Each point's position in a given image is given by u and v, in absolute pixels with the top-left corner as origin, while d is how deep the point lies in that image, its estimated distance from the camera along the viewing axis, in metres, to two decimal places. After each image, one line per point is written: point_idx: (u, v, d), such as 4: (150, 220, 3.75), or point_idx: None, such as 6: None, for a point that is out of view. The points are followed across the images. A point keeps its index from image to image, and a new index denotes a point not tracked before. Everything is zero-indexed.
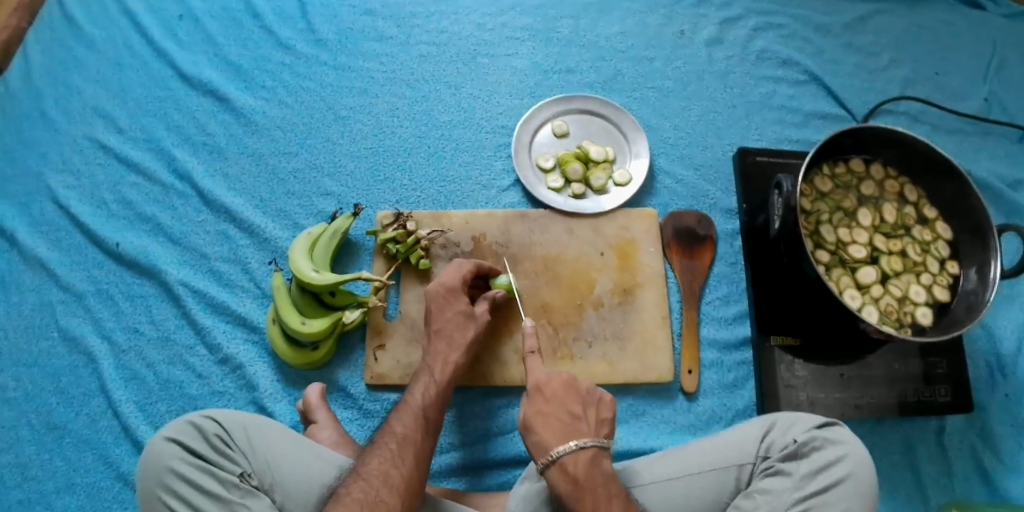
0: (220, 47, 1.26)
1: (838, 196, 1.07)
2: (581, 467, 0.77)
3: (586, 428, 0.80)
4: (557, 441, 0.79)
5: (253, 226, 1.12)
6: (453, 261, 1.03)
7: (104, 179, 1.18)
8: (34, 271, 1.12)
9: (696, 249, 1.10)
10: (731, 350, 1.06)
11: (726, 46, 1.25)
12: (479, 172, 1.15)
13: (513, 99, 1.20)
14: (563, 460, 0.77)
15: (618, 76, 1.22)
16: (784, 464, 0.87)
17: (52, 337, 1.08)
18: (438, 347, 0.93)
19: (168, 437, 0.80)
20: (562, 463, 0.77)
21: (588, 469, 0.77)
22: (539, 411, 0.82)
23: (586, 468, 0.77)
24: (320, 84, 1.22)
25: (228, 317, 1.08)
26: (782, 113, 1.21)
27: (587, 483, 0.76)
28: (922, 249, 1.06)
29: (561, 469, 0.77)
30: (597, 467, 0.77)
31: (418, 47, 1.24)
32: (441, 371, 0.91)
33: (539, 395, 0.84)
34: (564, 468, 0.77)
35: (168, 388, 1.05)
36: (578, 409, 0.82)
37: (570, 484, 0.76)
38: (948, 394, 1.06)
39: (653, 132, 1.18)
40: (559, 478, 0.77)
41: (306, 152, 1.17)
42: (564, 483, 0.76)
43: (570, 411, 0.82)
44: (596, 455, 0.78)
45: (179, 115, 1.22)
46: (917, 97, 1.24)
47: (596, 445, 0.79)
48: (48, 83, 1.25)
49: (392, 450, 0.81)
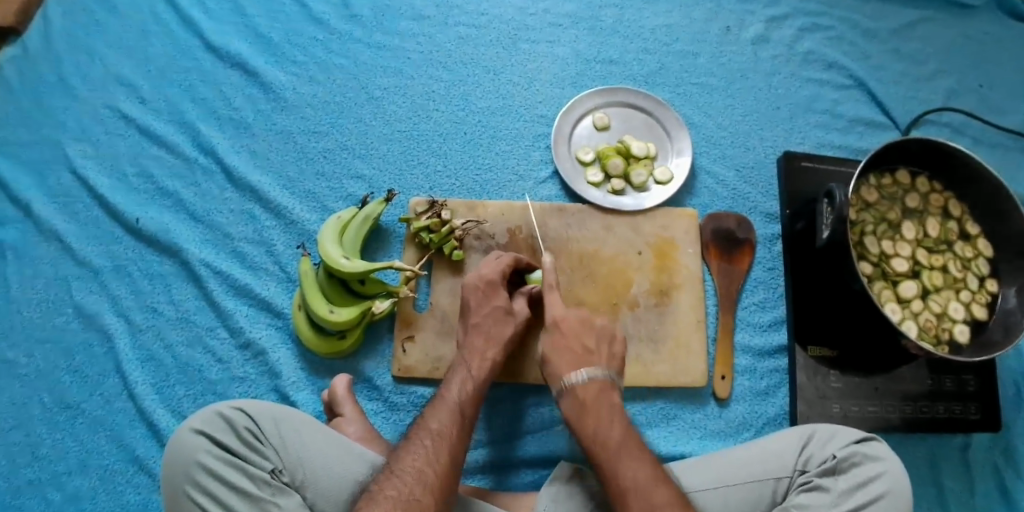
0: (249, 18, 1.20)
1: (883, 207, 1.05)
2: (590, 393, 0.83)
3: (598, 359, 0.86)
4: (570, 369, 0.85)
5: (279, 207, 1.08)
6: (490, 253, 1.00)
7: (124, 151, 1.14)
8: (50, 243, 1.08)
9: (734, 253, 1.07)
10: (765, 357, 1.04)
11: (772, 45, 1.22)
12: (516, 161, 1.11)
13: (553, 88, 1.16)
14: (573, 385, 0.84)
15: (661, 70, 1.19)
16: (822, 479, 0.85)
17: (68, 313, 1.05)
18: (474, 341, 0.90)
19: (196, 429, 0.77)
20: (572, 389, 0.84)
21: (597, 395, 0.83)
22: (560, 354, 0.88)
23: (594, 394, 0.83)
24: (353, 62, 1.17)
25: (251, 300, 1.05)
26: (826, 118, 1.18)
27: (593, 406, 0.82)
28: (963, 266, 1.05)
29: (575, 403, 0.83)
30: (606, 395, 0.84)
31: (457, 28, 1.19)
32: (478, 367, 0.88)
33: (556, 329, 0.89)
34: (574, 393, 0.84)
35: (187, 371, 1.02)
36: (591, 342, 0.88)
37: (577, 405, 0.83)
38: (978, 412, 1.05)
39: (695, 130, 1.15)
40: (568, 400, 0.84)
41: (337, 132, 1.13)
42: (572, 404, 0.83)
43: (584, 345, 0.88)
44: (606, 385, 0.84)
45: (204, 87, 1.17)
46: (960, 109, 1.22)
47: (605, 376, 0.85)
48: (67, 45, 1.19)
49: (427, 447, 0.77)
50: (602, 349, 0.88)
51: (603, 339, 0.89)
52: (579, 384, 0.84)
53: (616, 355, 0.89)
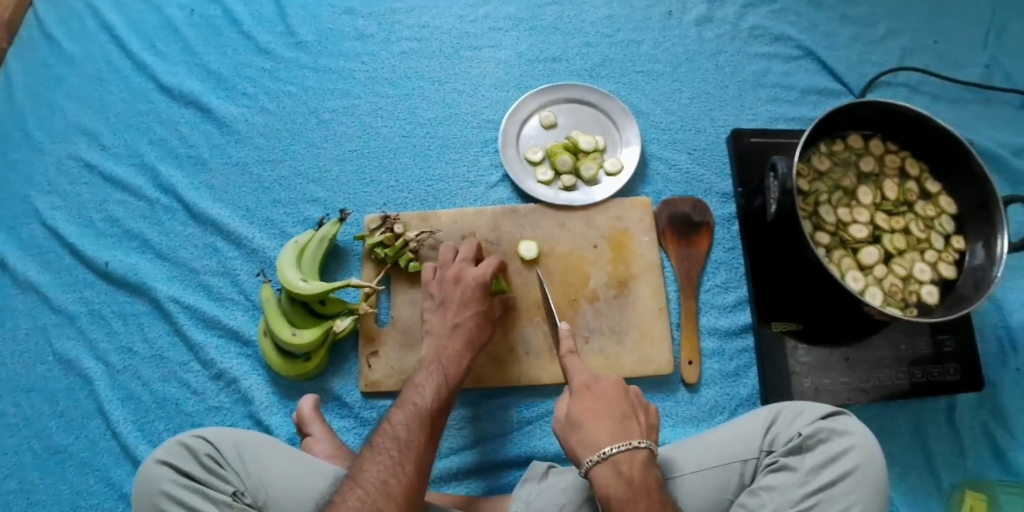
0: (199, 56, 1.23)
1: (837, 174, 1.03)
2: (636, 469, 0.74)
3: (637, 429, 0.78)
4: (609, 440, 0.76)
5: (240, 237, 1.10)
6: (451, 248, 1.01)
7: (90, 198, 1.17)
8: (27, 295, 1.12)
9: (692, 237, 1.07)
10: (732, 338, 1.04)
11: (716, 24, 1.21)
12: (467, 168, 1.12)
13: (498, 92, 1.17)
14: (615, 458, 0.74)
15: (605, 62, 1.19)
16: (788, 458, 0.84)
17: (49, 360, 1.08)
18: (454, 342, 0.92)
19: (159, 460, 0.80)
20: (616, 461, 0.74)
21: (643, 472, 0.74)
22: (588, 407, 0.79)
23: (640, 471, 0.74)
24: (301, 88, 1.19)
25: (220, 331, 1.07)
26: (776, 91, 1.17)
27: (640, 486, 0.73)
28: (926, 226, 1.03)
29: (612, 464, 0.74)
30: (649, 472, 0.75)
31: (400, 44, 1.21)
32: (453, 373, 0.90)
33: (588, 393, 0.81)
34: (617, 467, 0.74)
35: (165, 406, 1.04)
36: (628, 409, 0.80)
37: (623, 486, 0.73)
38: (958, 373, 1.02)
39: (643, 118, 1.15)
40: (609, 477, 0.74)
41: (291, 159, 1.15)
42: (618, 484, 0.73)
43: (622, 410, 0.79)
44: (648, 459, 0.76)
45: (161, 128, 1.20)
46: (914, 67, 1.20)
47: (647, 448, 0.76)
48: (30, 103, 1.23)
49: (393, 458, 0.78)
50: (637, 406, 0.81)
51: (638, 407, 0.81)
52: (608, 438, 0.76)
53: (651, 423, 0.81)
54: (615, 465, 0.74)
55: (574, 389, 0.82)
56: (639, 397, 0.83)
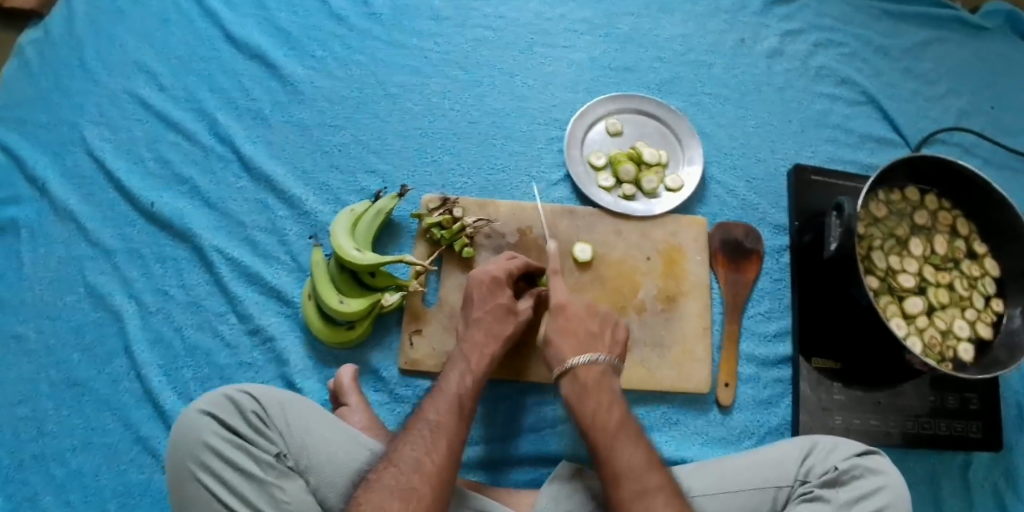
0: (271, 12, 1.22)
1: (892, 222, 1.05)
2: (594, 378, 0.85)
3: (601, 344, 0.88)
4: (574, 353, 0.87)
5: (294, 198, 1.09)
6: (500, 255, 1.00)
7: (142, 136, 1.15)
8: (64, 223, 1.09)
9: (742, 262, 1.08)
10: (769, 367, 1.05)
11: (786, 59, 1.24)
12: (529, 162, 1.12)
13: (568, 92, 1.17)
14: (577, 370, 0.85)
15: (676, 79, 1.20)
16: (823, 490, 0.86)
17: (79, 292, 1.06)
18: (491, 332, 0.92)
19: (204, 411, 0.78)
20: (576, 373, 0.85)
21: (600, 381, 0.85)
22: (556, 327, 0.89)
23: (596, 379, 0.85)
24: (372, 59, 1.18)
25: (262, 288, 1.06)
26: (837, 133, 1.20)
27: (595, 390, 0.84)
28: (969, 284, 1.05)
29: (574, 376, 0.85)
30: (607, 381, 0.86)
31: (475, 30, 1.21)
32: (476, 361, 0.89)
33: (562, 313, 0.90)
34: (577, 378, 0.85)
35: (195, 355, 1.02)
36: (594, 326, 0.90)
37: (581, 395, 0.84)
38: (979, 431, 1.05)
39: (706, 139, 1.16)
40: (571, 386, 0.85)
41: (353, 127, 1.14)
42: (577, 391, 0.85)
43: (588, 330, 0.89)
44: (606, 371, 0.86)
45: (224, 77, 1.18)
46: (970, 129, 1.23)
47: (607, 362, 0.87)
48: (91, 32, 1.21)
49: (424, 438, 0.78)
50: (606, 332, 0.90)
51: (606, 323, 0.91)
52: (580, 366, 0.86)
53: (618, 337, 0.91)
54: (574, 375, 0.85)
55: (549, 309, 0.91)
56: (608, 315, 0.92)
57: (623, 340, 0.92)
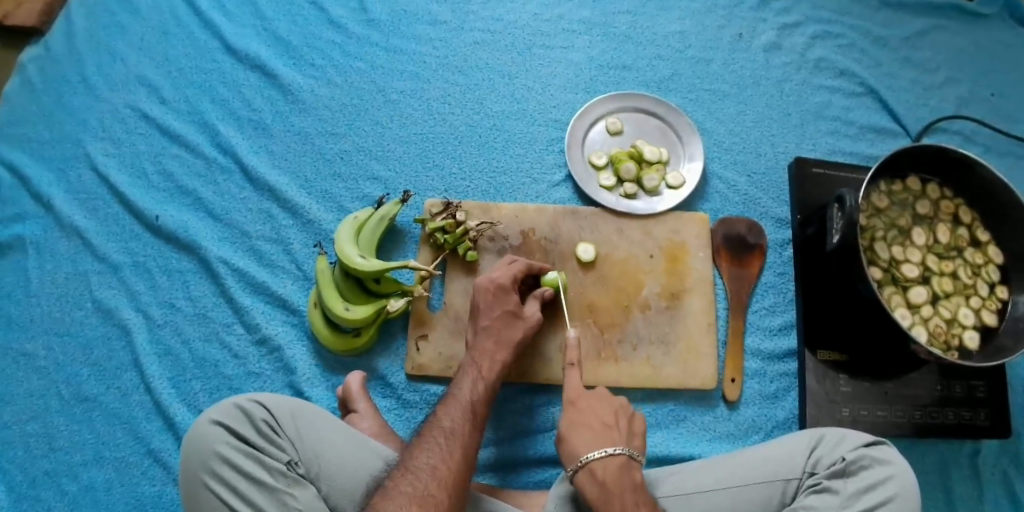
0: (269, 22, 1.22)
1: (894, 213, 1.05)
2: (612, 473, 0.78)
3: (619, 437, 0.82)
4: (588, 448, 0.80)
5: (297, 207, 1.10)
6: (503, 258, 1.01)
7: (144, 149, 1.16)
8: (70, 239, 1.10)
9: (745, 257, 1.08)
10: (774, 361, 1.05)
11: (784, 52, 1.24)
12: (530, 164, 1.13)
13: (567, 92, 1.18)
14: (593, 464, 0.78)
15: (674, 76, 1.20)
16: (831, 481, 0.86)
17: (87, 307, 1.07)
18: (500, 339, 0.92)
19: (215, 420, 0.79)
20: (592, 467, 0.78)
21: (619, 475, 0.78)
22: (571, 421, 0.84)
23: (615, 474, 0.78)
24: (371, 66, 1.19)
25: (268, 297, 1.06)
26: (837, 125, 1.20)
27: (615, 488, 0.77)
28: (973, 272, 1.05)
29: (591, 474, 0.78)
30: (626, 475, 0.78)
31: (473, 34, 1.21)
32: (488, 368, 0.89)
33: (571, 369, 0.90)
34: (592, 472, 0.78)
35: (203, 366, 1.03)
36: (609, 419, 0.84)
37: (597, 489, 0.77)
38: (987, 419, 1.05)
39: (706, 135, 1.17)
40: (587, 482, 0.78)
41: (354, 134, 1.15)
42: (592, 487, 0.77)
43: (603, 421, 0.83)
44: (626, 463, 0.79)
45: (224, 88, 1.19)
46: (971, 117, 1.23)
47: (625, 453, 0.79)
48: (91, 47, 1.21)
49: (440, 444, 0.78)
50: (622, 423, 0.84)
51: (621, 412, 0.85)
52: (597, 463, 0.78)
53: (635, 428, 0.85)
54: (591, 471, 0.78)
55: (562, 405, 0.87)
56: (622, 405, 0.87)
57: (640, 434, 0.85)
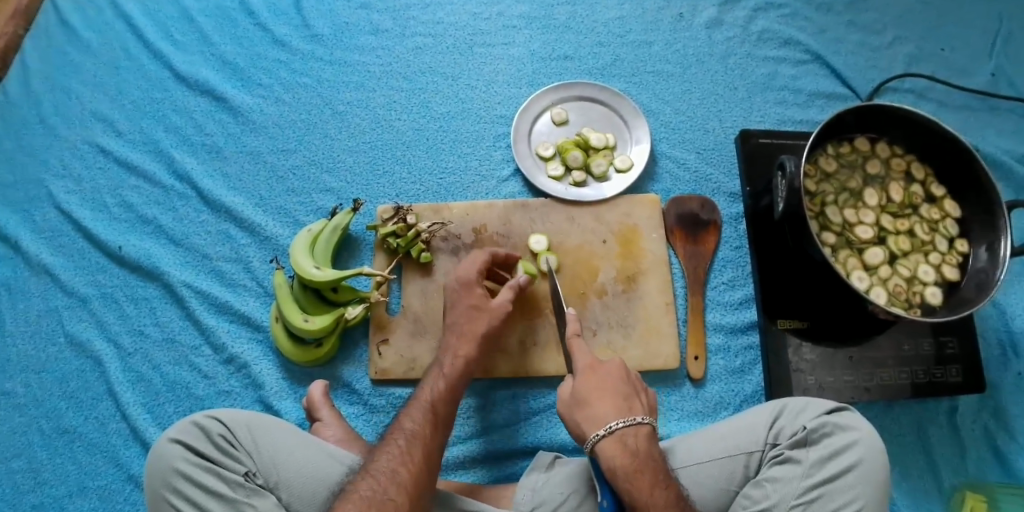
0: (216, 47, 1.25)
1: (843, 176, 1.05)
2: (642, 442, 0.77)
3: (640, 406, 0.81)
4: (614, 415, 0.78)
5: (254, 225, 1.11)
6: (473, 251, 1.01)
7: (106, 183, 1.18)
8: (39, 277, 1.12)
9: (700, 234, 1.08)
10: (738, 335, 1.05)
11: (726, 27, 1.24)
12: (478, 162, 1.14)
13: (511, 88, 1.19)
14: (620, 432, 0.77)
15: (617, 62, 1.21)
16: (793, 451, 0.85)
17: (59, 342, 1.08)
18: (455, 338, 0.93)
19: (173, 438, 0.80)
20: (621, 435, 0.77)
21: (648, 445, 0.77)
22: (590, 386, 0.81)
23: (645, 444, 0.77)
24: (316, 80, 1.21)
25: (232, 316, 1.07)
26: (785, 94, 1.19)
27: (645, 458, 0.76)
28: (930, 228, 1.04)
29: (618, 440, 0.76)
30: (653, 446, 0.78)
31: (414, 39, 1.23)
32: (451, 366, 0.91)
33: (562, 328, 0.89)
34: (622, 440, 0.76)
35: (175, 389, 1.04)
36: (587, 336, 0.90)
37: (629, 458, 0.75)
38: (960, 374, 1.03)
39: (653, 117, 1.17)
40: (616, 450, 0.76)
41: (305, 149, 1.16)
42: (624, 456, 0.76)
43: (625, 389, 0.82)
44: (652, 433, 0.78)
45: (178, 116, 1.21)
46: (921, 74, 1.22)
47: (650, 424, 0.79)
48: (48, 89, 1.24)
49: (399, 447, 0.80)
50: (641, 395, 0.83)
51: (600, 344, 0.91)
52: (625, 431, 0.77)
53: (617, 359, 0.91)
54: (620, 439, 0.76)
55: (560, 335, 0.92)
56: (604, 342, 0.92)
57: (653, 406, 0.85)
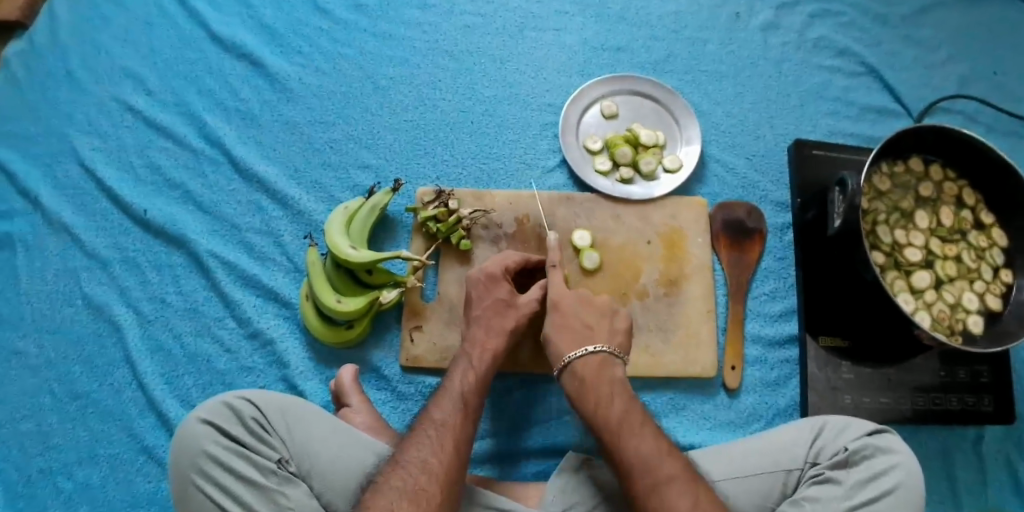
0: (255, 9, 1.19)
1: (896, 195, 1.03)
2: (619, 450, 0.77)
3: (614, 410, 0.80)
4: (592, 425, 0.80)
5: (287, 198, 1.07)
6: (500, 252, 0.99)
7: (132, 142, 1.13)
8: (58, 235, 1.07)
9: (745, 242, 1.06)
10: (775, 347, 1.03)
11: (783, 32, 1.21)
12: (523, 149, 1.11)
13: (560, 76, 1.15)
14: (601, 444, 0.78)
15: (670, 58, 1.18)
16: (833, 472, 0.84)
17: (77, 304, 1.04)
18: (494, 333, 0.90)
19: (203, 419, 0.77)
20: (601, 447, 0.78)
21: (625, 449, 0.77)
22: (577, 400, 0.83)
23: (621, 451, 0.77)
24: (359, 52, 1.16)
25: (260, 290, 1.04)
26: (837, 106, 1.17)
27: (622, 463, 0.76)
28: (977, 256, 1.03)
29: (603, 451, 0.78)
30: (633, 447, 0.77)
31: (463, 17, 1.18)
32: (479, 357, 0.88)
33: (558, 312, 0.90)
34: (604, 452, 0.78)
35: (196, 361, 1.00)
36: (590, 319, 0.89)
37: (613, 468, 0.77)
38: (991, 404, 1.02)
39: (703, 118, 1.15)
40: (604, 461, 0.78)
41: (344, 123, 1.12)
42: (609, 467, 0.77)
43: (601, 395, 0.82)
44: (628, 435, 0.78)
45: (211, 79, 1.16)
46: (973, 96, 1.20)
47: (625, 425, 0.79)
48: (76, 39, 1.18)
49: (430, 437, 0.77)
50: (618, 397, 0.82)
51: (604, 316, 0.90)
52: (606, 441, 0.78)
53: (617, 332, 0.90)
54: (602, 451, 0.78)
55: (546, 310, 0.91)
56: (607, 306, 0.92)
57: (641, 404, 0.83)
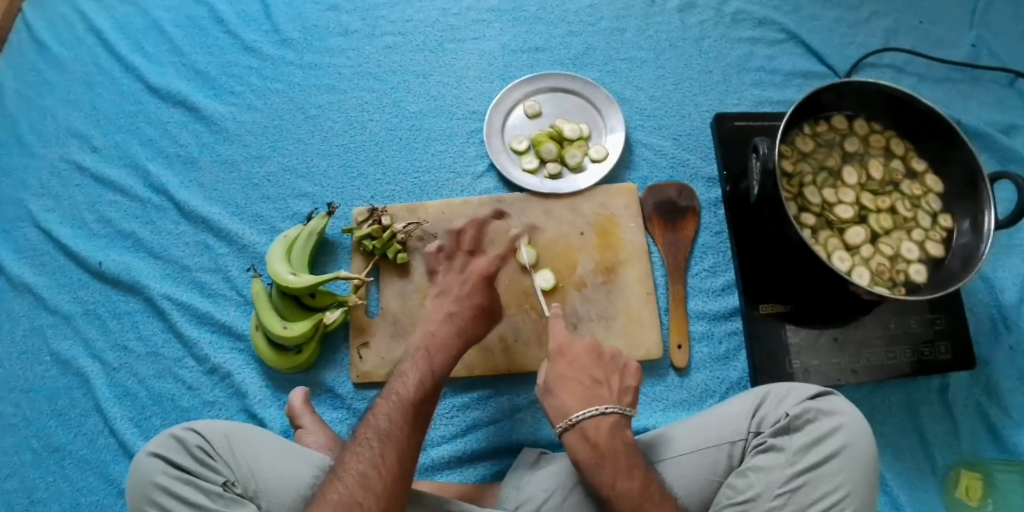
0: (187, 57, 1.24)
1: (821, 155, 1.03)
2: (602, 434, 0.77)
3: (607, 394, 0.80)
4: (578, 406, 0.79)
5: (231, 234, 1.11)
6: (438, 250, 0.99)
7: (83, 200, 1.17)
8: (23, 297, 1.11)
9: (679, 222, 1.07)
10: (721, 321, 1.04)
11: (700, 10, 1.22)
12: (452, 158, 1.13)
13: (482, 83, 1.18)
14: (581, 424, 0.78)
15: (589, 51, 1.20)
16: (776, 439, 0.84)
17: (46, 361, 1.08)
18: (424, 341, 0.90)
19: (152, 452, 0.80)
20: (582, 428, 0.78)
21: (610, 436, 0.77)
22: (559, 375, 0.82)
23: (607, 436, 0.77)
24: (287, 85, 1.20)
25: (213, 326, 1.07)
26: (762, 75, 1.18)
27: (607, 449, 0.76)
28: (912, 205, 1.02)
29: (581, 433, 0.77)
30: (620, 435, 0.78)
31: (384, 38, 1.22)
32: (439, 364, 0.84)
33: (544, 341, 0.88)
34: (584, 432, 0.78)
35: (160, 403, 1.04)
36: (600, 374, 0.82)
37: (588, 450, 0.77)
38: (949, 351, 1.00)
39: (628, 105, 1.16)
40: (578, 442, 0.77)
41: (278, 155, 1.16)
42: (583, 448, 0.77)
43: (593, 378, 0.81)
44: (618, 422, 0.79)
45: (151, 129, 1.20)
46: (901, 48, 1.20)
47: (616, 412, 0.79)
48: (23, 108, 1.24)
49: (373, 448, 0.74)
50: (612, 382, 0.82)
51: (611, 370, 0.83)
52: (588, 424, 0.78)
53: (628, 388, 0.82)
54: (581, 432, 0.77)
55: (551, 355, 0.84)
56: (614, 360, 0.84)
57: (633, 389, 0.83)
